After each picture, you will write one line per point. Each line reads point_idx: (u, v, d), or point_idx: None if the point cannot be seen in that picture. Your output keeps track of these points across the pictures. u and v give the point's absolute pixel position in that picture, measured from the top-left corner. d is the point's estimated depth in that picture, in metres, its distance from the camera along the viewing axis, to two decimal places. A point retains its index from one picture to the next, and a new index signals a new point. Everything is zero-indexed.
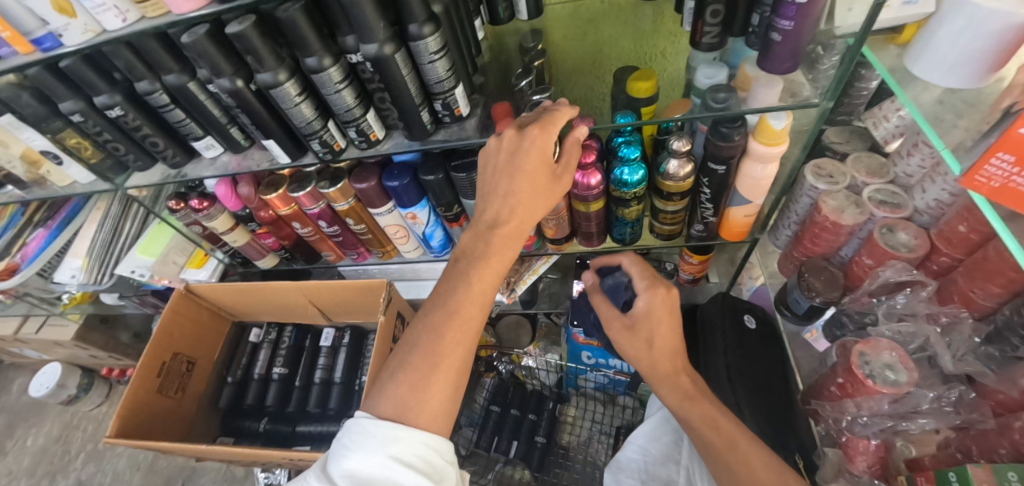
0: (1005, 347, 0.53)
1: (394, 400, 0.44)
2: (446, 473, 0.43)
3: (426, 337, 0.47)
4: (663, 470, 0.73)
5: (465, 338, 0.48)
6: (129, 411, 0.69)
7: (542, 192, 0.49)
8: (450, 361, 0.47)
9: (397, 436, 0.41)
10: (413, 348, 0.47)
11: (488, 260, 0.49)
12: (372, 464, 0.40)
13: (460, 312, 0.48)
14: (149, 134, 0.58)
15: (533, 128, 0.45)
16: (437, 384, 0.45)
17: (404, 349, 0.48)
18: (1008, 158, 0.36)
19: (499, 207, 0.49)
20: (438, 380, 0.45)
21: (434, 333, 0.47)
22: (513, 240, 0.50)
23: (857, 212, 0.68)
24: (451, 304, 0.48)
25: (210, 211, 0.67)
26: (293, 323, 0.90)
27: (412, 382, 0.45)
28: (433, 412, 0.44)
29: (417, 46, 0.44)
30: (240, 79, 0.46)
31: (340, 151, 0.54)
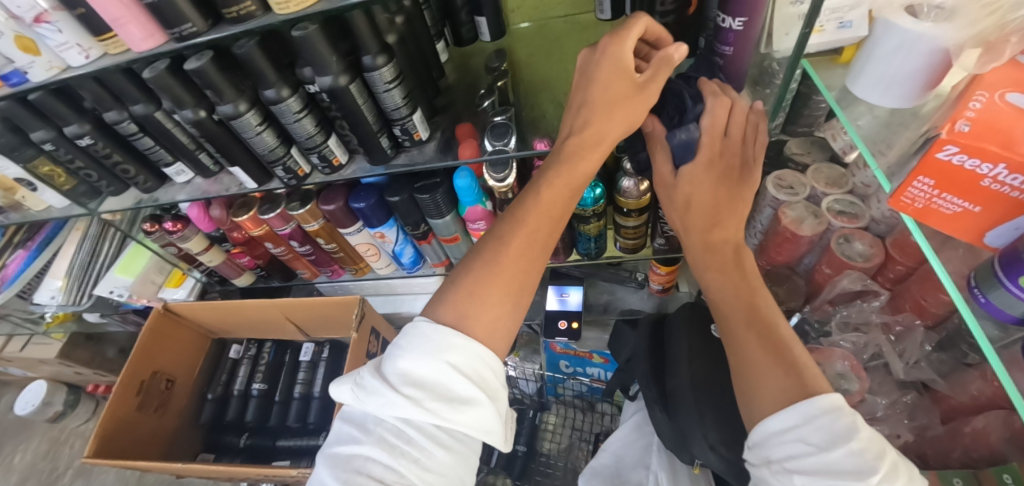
0: (958, 355, 0.58)
1: (451, 306, 0.42)
2: (499, 394, 0.40)
3: (489, 243, 0.45)
4: (634, 474, 0.76)
5: (530, 256, 0.45)
6: (108, 431, 0.70)
7: (618, 106, 0.44)
8: (510, 273, 0.44)
9: (451, 344, 0.39)
10: (477, 257, 0.45)
11: (561, 170, 0.46)
12: (427, 367, 0.38)
13: (528, 221, 0.45)
14: (120, 161, 0.59)
15: (605, 37, 0.43)
16: (494, 298, 0.42)
17: (469, 259, 0.46)
18: (927, 181, 0.37)
19: (572, 119, 0.46)
20: (493, 290, 0.43)
21: (498, 243, 0.45)
22: (588, 153, 0.46)
23: (816, 222, 0.70)
24: (522, 214, 0.46)
25: (184, 232, 0.68)
26: (273, 339, 0.91)
27: (472, 289, 0.43)
28: (489, 324, 0.42)
29: (372, 76, 0.45)
30: (202, 110, 0.48)
31: (304, 176, 0.56)
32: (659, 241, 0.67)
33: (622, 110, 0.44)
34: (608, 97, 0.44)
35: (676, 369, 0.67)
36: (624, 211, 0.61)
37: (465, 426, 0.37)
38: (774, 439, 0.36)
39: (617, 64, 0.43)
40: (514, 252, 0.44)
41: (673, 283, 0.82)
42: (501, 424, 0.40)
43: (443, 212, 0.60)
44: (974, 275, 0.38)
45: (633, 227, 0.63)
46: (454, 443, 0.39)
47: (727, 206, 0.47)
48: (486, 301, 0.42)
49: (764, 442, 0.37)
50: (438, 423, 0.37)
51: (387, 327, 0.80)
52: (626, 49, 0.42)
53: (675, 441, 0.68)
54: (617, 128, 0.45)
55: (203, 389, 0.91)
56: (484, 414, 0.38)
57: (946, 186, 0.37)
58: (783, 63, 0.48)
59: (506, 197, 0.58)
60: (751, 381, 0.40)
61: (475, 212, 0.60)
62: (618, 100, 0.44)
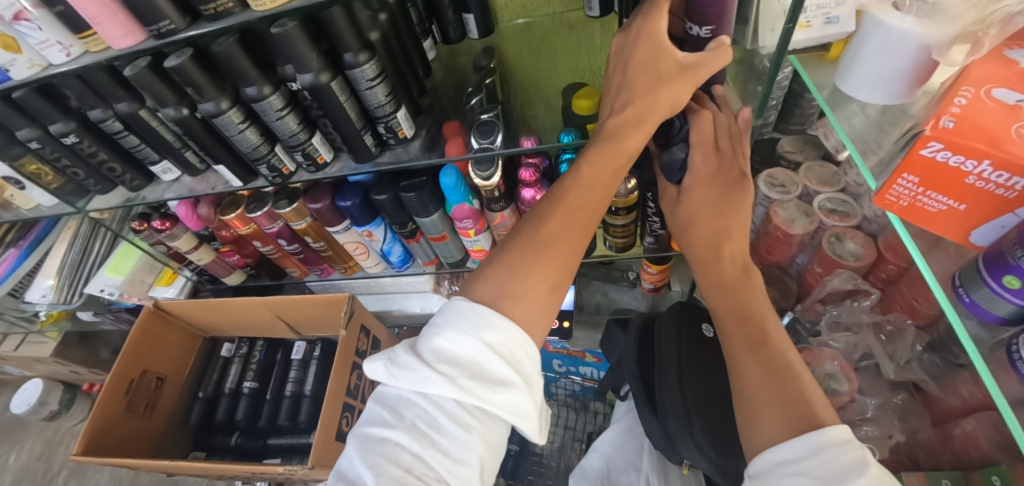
0: (948, 355, 0.57)
1: (492, 285, 0.41)
2: (535, 380, 0.38)
3: (527, 224, 0.43)
4: (624, 477, 0.75)
5: (572, 234, 0.43)
6: (96, 430, 0.70)
7: (658, 88, 0.40)
8: (553, 256, 0.42)
9: (490, 323, 0.38)
10: (517, 237, 0.43)
11: (604, 154, 0.43)
12: (464, 344, 0.37)
13: (569, 202, 0.43)
14: (106, 160, 0.59)
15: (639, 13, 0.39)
16: (538, 274, 0.41)
17: (510, 238, 0.44)
18: (912, 178, 0.37)
19: (612, 101, 0.43)
20: (540, 266, 0.41)
21: (538, 223, 0.43)
22: (632, 135, 0.42)
23: (807, 221, 0.69)
24: (564, 195, 0.44)
25: (172, 230, 0.68)
26: (265, 337, 0.90)
27: (513, 268, 0.41)
28: (531, 303, 0.40)
29: (354, 74, 0.45)
30: (184, 107, 0.48)
31: (289, 175, 0.56)
32: (648, 240, 0.67)
33: (663, 102, 0.41)
34: (652, 76, 0.40)
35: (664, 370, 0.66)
36: (613, 210, 0.61)
37: (501, 409, 0.36)
38: (775, 471, 0.35)
39: (652, 44, 0.38)
40: (552, 233, 0.42)
41: (665, 282, 0.82)
42: (536, 410, 0.38)
43: (430, 210, 0.59)
44: (960, 275, 0.37)
45: (622, 226, 0.63)
46: (485, 428, 0.37)
47: (733, 209, 0.46)
48: (528, 279, 0.41)
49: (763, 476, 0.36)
50: (473, 403, 0.36)
51: (377, 326, 0.80)
52: (661, 26, 0.38)
53: (664, 442, 0.67)
54: (662, 109, 0.41)
55: (194, 388, 0.91)
56: (519, 397, 0.36)
57: (930, 183, 0.36)
58: (769, 61, 0.47)
59: (492, 194, 0.58)
60: (752, 408, 0.39)
61: (463, 210, 0.60)
62: (663, 78, 0.39)
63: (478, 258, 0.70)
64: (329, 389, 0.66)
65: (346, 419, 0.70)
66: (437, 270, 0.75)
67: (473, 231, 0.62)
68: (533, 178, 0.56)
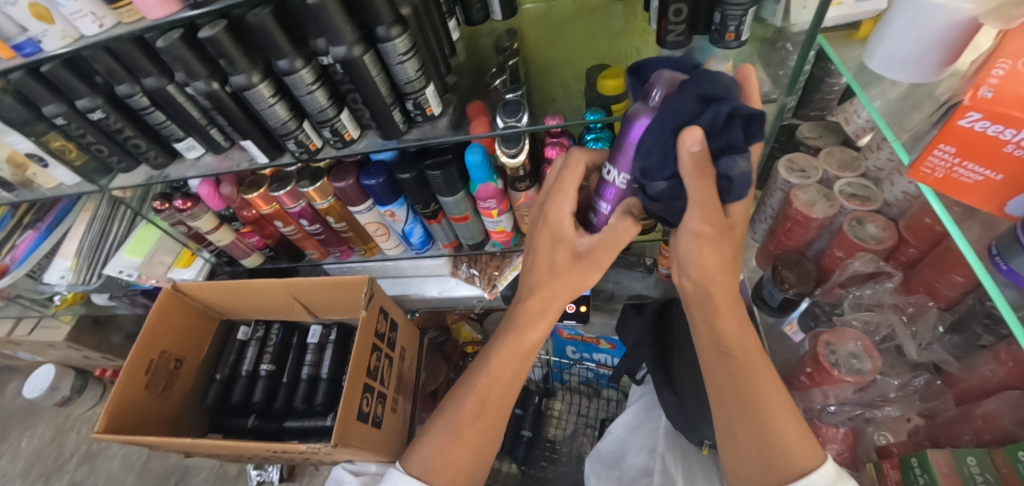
0: (970, 336, 0.56)
1: (423, 459, 0.56)
2: None
3: (449, 406, 0.59)
4: (641, 460, 0.74)
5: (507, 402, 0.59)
6: (117, 409, 0.70)
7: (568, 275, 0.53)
8: (472, 432, 0.57)
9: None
10: (450, 415, 0.58)
11: (506, 356, 0.58)
12: None
13: (482, 390, 0.58)
14: (132, 136, 0.59)
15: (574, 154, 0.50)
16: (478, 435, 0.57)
17: (443, 417, 0.59)
18: (948, 149, 0.37)
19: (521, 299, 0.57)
20: (467, 429, 0.57)
21: (455, 407, 0.58)
22: (536, 320, 0.57)
23: (827, 205, 0.70)
24: (479, 384, 0.58)
25: (193, 210, 0.68)
26: (281, 320, 0.91)
27: (455, 431, 0.57)
28: (463, 448, 0.56)
29: (386, 48, 0.45)
30: (215, 81, 0.48)
31: (316, 151, 0.56)
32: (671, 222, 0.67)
33: (567, 287, 0.54)
34: (563, 271, 0.53)
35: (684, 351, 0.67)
36: None
37: None
38: None
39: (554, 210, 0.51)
40: (470, 408, 0.57)
41: None
42: None
43: (454, 189, 0.59)
44: (996, 244, 0.37)
45: None
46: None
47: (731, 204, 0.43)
48: (456, 450, 0.57)
49: None
50: None
51: (395, 308, 0.81)
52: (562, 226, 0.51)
53: (683, 422, 0.67)
54: (567, 287, 0.54)
55: (210, 370, 0.91)
56: None
57: (969, 154, 0.36)
58: (800, 37, 0.47)
59: (517, 174, 0.58)
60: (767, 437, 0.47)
61: (487, 190, 0.59)
62: (564, 267, 0.53)
63: (499, 240, 0.70)
64: (351, 367, 0.65)
65: (366, 399, 0.70)
66: (456, 252, 0.75)
67: (496, 211, 0.62)
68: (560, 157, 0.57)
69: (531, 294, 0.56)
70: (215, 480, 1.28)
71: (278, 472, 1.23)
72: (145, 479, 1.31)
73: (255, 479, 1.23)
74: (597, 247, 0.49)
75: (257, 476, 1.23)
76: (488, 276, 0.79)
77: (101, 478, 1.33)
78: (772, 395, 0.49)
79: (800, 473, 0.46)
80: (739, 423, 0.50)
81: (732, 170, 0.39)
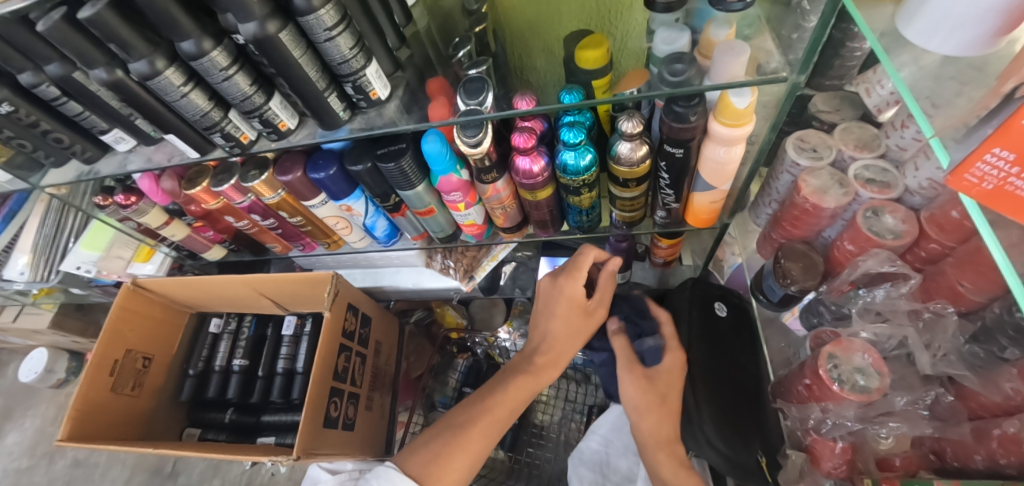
0: (993, 348, 0.50)
1: (438, 440, 0.58)
2: None
3: (474, 404, 0.61)
4: (624, 462, 0.68)
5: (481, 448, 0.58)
6: (81, 414, 0.68)
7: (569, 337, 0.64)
8: (490, 417, 0.59)
9: (398, 482, 0.53)
10: (471, 408, 0.61)
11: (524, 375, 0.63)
12: None
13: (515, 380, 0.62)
14: (51, 130, 0.52)
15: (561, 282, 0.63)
16: (457, 464, 0.56)
17: (459, 409, 0.62)
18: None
19: (541, 336, 0.65)
20: (473, 430, 0.58)
21: (481, 395, 0.62)
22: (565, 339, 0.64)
23: (841, 192, 0.62)
24: (506, 378, 0.63)
25: (138, 206, 0.62)
26: (253, 312, 0.86)
27: (473, 415, 0.60)
28: (479, 433, 0.58)
29: (308, 22, 0.36)
30: (118, 68, 0.41)
31: (249, 144, 0.49)
32: (659, 214, 0.59)
33: (552, 366, 0.64)
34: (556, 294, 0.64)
35: (672, 356, 0.60)
36: (620, 181, 0.53)
37: None
38: None
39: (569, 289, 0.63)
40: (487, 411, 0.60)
41: (677, 256, 0.75)
42: None
43: (413, 182, 0.52)
44: None
45: (630, 199, 0.56)
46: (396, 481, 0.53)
47: (664, 402, 0.58)
48: (468, 441, 0.58)
49: None
50: None
51: (367, 302, 0.75)
52: (575, 289, 0.63)
53: (670, 432, 0.63)
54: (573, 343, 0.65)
55: (185, 364, 0.88)
56: None
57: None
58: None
59: (482, 164, 0.50)
60: None
61: (450, 182, 0.53)
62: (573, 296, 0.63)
63: (471, 233, 0.63)
64: (314, 372, 0.61)
65: (334, 403, 0.65)
66: (428, 244, 0.69)
67: (462, 204, 0.56)
68: (530, 145, 0.48)
69: (549, 318, 0.64)
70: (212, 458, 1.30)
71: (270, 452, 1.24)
72: (145, 457, 1.34)
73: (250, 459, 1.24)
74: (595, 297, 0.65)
75: None
76: (464, 269, 0.73)
77: (103, 456, 1.36)
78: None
79: None
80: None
81: (641, 347, 0.63)
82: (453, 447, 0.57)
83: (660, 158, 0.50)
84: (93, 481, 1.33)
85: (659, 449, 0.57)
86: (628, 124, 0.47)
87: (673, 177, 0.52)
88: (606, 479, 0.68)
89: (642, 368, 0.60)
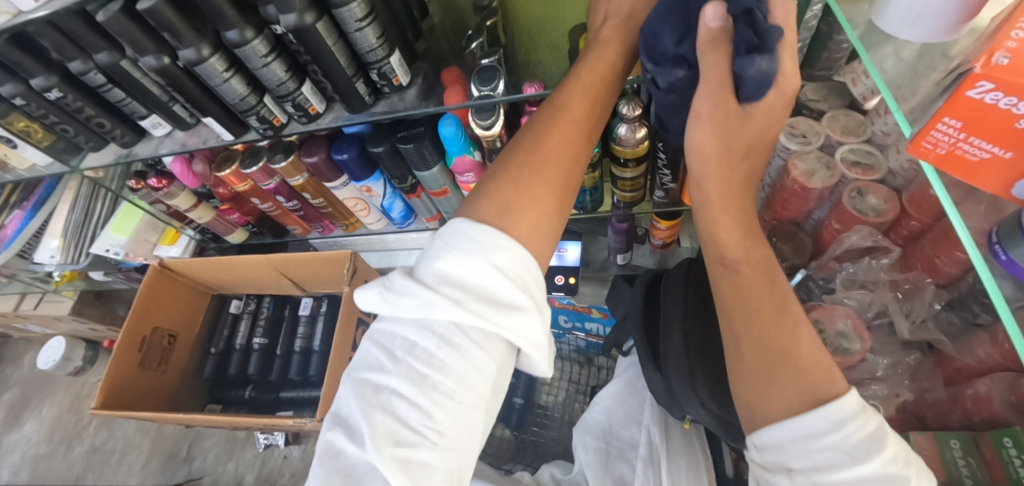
0: (967, 315, 0.54)
1: (490, 204, 0.38)
2: (542, 302, 0.36)
3: (518, 152, 0.41)
4: (626, 431, 0.73)
5: (546, 215, 0.39)
6: (113, 386, 0.72)
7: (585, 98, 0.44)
8: (544, 183, 0.40)
9: (496, 244, 0.35)
10: (520, 156, 0.41)
11: (566, 112, 0.43)
12: (470, 268, 0.34)
13: (554, 129, 0.42)
14: (94, 115, 0.56)
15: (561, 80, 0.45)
16: (526, 208, 0.38)
17: (494, 169, 0.41)
18: (988, 85, 0.25)
19: (568, 104, 0.43)
20: (534, 186, 0.39)
21: (520, 160, 0.40)
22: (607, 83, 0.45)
23: (828, 174, 0.65)
24: (541, 135, 0.42)
25: (170, 189, 0.67)
26: (271, 294, 0.90)
27: (520, 175, 0.39)
28: (532, 223, 0.38)
29: (341, 13, 0.40)
30: (166, 56, 0.45)
31: (281, 126, 0.53)
32: (657, 194, 0.63)
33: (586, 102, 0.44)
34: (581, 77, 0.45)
35: (669, 331, 0.64)
36: (622, 162, 0.57)
37: (513, 335, 0.33)
38: (795, 448, 0.32)
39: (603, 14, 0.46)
40: (545, 156, 0.41)
41: (675, 238, 0.79)
42: (546, 335, 0.35)
43: (429, 164, 0.57)
44: (996, 230, 0.32)
45: (630, 179, 0.60)
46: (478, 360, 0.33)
47: (741, 155, 0.42)
48: (532, 195, 0.39)
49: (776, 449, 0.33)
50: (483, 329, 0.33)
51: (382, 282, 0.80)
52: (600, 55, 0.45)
53: (665, 398, 0.66)
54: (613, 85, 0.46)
55: (206, 344, 0.92)
56: (531, 323, 0.34)
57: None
58: None
59: (494, 146, 0.54)
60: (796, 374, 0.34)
61: (464, 163, 0.57)
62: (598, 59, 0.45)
63: None
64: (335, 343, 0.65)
65: None
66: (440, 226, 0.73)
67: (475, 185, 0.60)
68: None
69: (568, 107, 0.43)
70: (226, 442, 1.33)
71: (283, 436, 1.28)
72: (161, 442, 1.38)
73: (263, 442, 1.28)
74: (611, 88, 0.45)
75: (264, 440, 1.28)
76: None
77: (119, 442, 1.40)
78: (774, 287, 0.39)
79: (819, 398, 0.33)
80: (749, 332, 0.37)
81: (746, 68, 0.37)
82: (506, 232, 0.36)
83: (658, 140, 0.55)
84: (111, 466, 1.37)
85: (726, 215, 0.42)
86: (628, 107, 0.51)
87: (670, 157, 0.56)
88: (611, 445, 0.72)
89: (735, 103, 0.39)
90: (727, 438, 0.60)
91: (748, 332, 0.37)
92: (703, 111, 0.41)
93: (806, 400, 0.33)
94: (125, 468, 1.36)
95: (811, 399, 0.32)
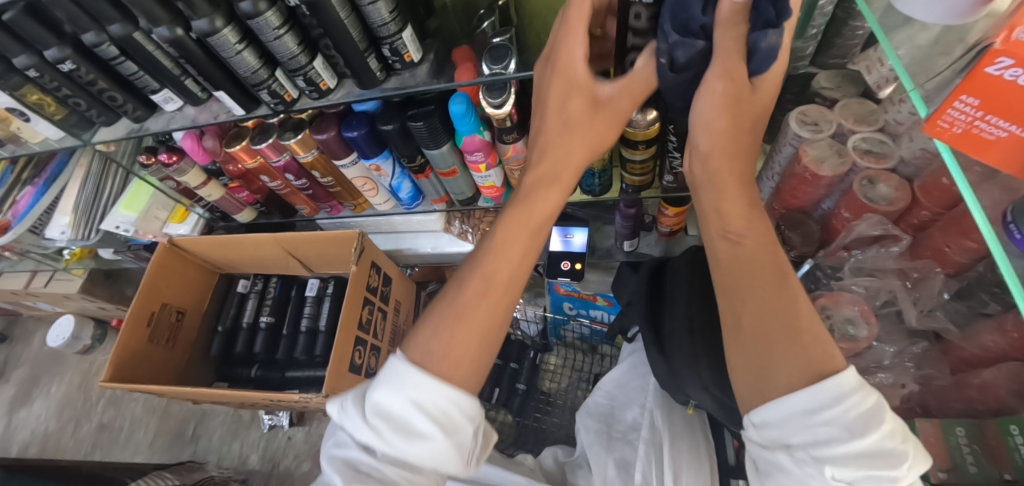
0: (975, 304, 0.55)
1: (475, 272, 0.44)
2: (461, 427, 0.36)
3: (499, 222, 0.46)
4: (629, 415, 0.72)
5: (514, 253, 0.44)
6: (122, 358, 0.73)
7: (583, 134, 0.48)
8: (523, 227, 0.46)
9: (417, 383, 0.36)
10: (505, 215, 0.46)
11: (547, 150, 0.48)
12: (394, 402, 0.36)
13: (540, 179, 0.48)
14: (106, 88, 0.56)
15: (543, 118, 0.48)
16: (515, 254, 0.44)
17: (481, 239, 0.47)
18: (1007, 62, 0.24)
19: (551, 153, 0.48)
20: (511, 244, 0.45)
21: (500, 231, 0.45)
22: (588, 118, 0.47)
23: (838, 162, 0.65)
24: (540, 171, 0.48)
25: (180, 164, 0.67)
26: (278, 274, 0.91)
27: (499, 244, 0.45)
28: (507, 279, 0.43)
29: None
30: (179, 27, 0.45)
31: (292, 102, 0.53)
32: (667, 178, 0.63)
33: (587, 144, 0.48)
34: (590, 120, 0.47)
35: (674, 311, 0.64)
36: (631, 144, 0.57)
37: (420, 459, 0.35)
38: (799, 421, 0.33)
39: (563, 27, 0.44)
40: (514, 219, 0.46)
41: (683, 225, 0.79)
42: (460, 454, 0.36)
43: (439, 142, 0.56)
44: (1012, 209, 0.32)
45: (639, 162, 0.60)
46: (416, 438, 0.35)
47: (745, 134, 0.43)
48: (511, 249, 0.45)
49: (778, 424, 0.34)
50: (390, 452, 0.35)
51: (389, 263, 0.80)
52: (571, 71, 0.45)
53: (669, 382, 0.65)
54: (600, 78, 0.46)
55: (213, 322, 0.93)
56: (438, 448, 0.35)
57: None
58: None
59: (504, 125, 0.54)
60: (790, 354, 0.35)
61: (473, 143, 0.57)
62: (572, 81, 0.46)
63: (489, 196, 0.68)
64: (342, 318, 0.65)
65: (358, 352, 0.70)
66: (447, 208, 0.73)
67: (484, 165, 0.60)
68: None
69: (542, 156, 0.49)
70: (231, 423, 1.35)
71: (287, 417, 1.29)
72: (167, 422, 1.40)
73: (267, 423, 1.30)
74: (621, 93, 0.45)
75: (269, 421, 1.30)
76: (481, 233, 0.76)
77: (127, 420, 1.42)
78: (772, 262, 0.40)
79: (824, 370, 0.33)
80: (746, 310, 0.39)
81: (761, 42, 0.38)
82: (455, 332, 0.40)
83: (669, 122, 0.54)
84: (118, 443, 1.39)
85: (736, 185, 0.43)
86: None
87: (680, 140, 0.56)
88: (614, 428, 0.72)
89: (746, 77, 0.41)
90: (730, 422, 0.61)
91: (749, 312, 0.39)
92: (718, 87, 0.41)
93: (805, 373, 0.34)
94: (132, 446, 1.38)
95: (806, 375, 0.34)
